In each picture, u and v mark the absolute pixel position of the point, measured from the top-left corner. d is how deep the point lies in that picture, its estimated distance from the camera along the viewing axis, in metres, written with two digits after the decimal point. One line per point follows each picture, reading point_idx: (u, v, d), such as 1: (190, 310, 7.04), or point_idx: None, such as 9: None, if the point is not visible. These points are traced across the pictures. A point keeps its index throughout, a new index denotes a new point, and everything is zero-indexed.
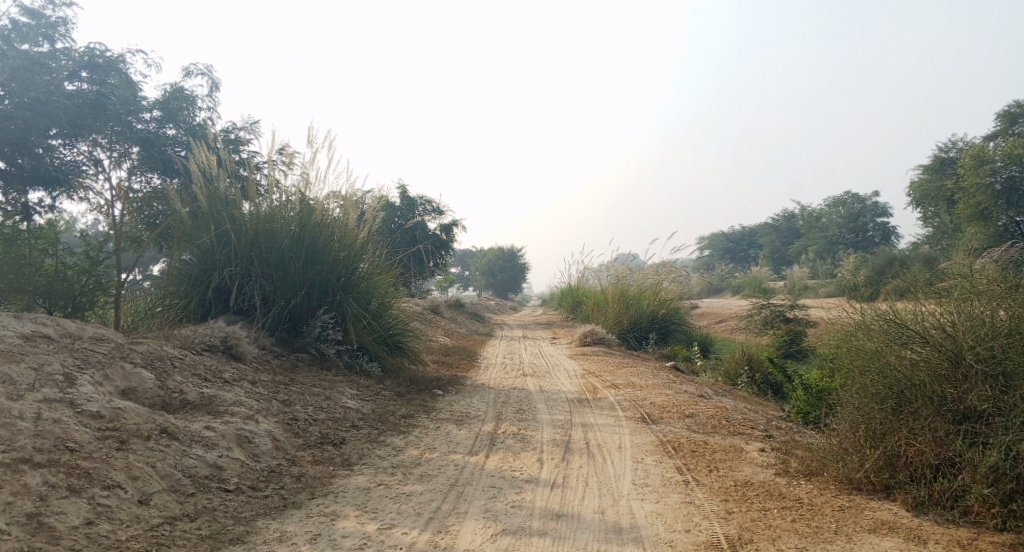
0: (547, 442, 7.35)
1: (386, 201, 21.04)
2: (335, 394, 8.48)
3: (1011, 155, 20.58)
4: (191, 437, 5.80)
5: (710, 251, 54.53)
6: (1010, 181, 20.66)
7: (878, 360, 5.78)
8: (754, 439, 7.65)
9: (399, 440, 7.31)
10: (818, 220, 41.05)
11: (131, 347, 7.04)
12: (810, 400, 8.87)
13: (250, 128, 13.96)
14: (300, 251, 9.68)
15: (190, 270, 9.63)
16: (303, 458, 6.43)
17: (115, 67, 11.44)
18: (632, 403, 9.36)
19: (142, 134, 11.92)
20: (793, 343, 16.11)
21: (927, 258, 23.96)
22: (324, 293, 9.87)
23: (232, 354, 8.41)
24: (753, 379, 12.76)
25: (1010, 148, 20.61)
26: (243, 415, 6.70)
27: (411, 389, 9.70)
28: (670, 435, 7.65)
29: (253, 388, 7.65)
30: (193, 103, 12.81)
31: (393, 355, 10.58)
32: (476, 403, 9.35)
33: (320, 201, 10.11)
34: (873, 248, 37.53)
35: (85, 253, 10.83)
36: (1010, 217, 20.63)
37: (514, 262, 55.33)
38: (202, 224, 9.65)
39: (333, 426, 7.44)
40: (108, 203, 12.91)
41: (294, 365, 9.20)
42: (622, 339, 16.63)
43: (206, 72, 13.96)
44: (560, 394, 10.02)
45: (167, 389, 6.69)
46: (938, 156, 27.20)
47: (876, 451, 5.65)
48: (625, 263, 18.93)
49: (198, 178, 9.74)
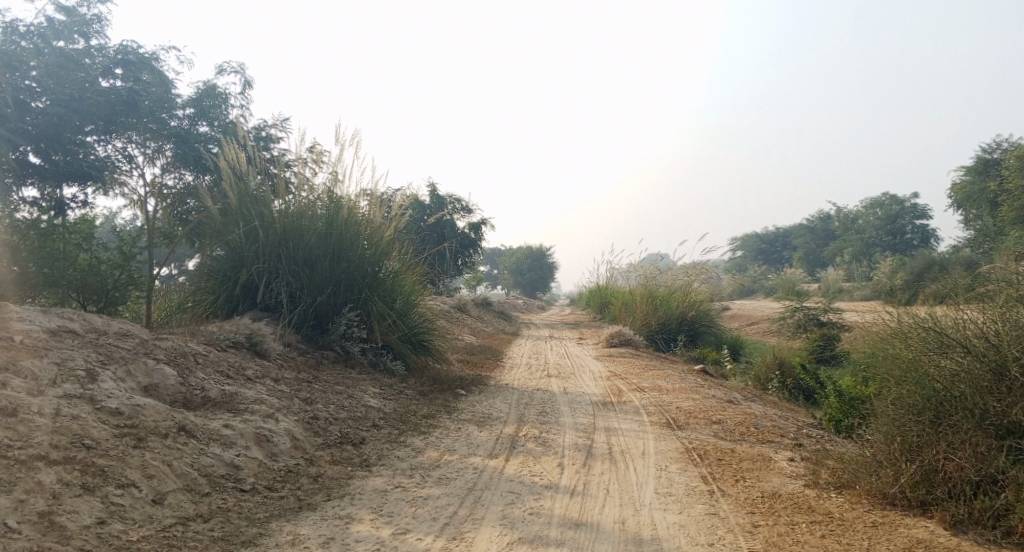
0: (570, 447, 7.23)
1: (416, 199, 21.04)
2: (357, 393, 8.43)
3: None
4: (209, 435, 5.78)
5: (743, 252, 53.91)
6: None
7: (916, 370, 5.57)
8: (783, 448, 7.44)
9: (420, 441, 7.23)
10: (855, 221, 40.25)
11: (155, 342, 7.04)
12: (843, 407, 8.63)
13: (281, 125, 14.03)
14: (327, 249, 9.66)
15: (219, 266, 9.66)
16: (322, 458, 6.38)
17: (148, 64, 11.52)
18: (658, 407, 9.19)
19: (172, 129, 12.03)
20: (827, 347, 15.77)
21: (968, 262, 23.34)
22: (350, 291, 9.84)
23: (257, 351, 8.41)
24: (784, 384, 12.49)
25: None
26: (263, 413, 6.66)
27: (435, 388, 9.63)
28: (696, 442, 7.47)
29: (275, 386, 7.62)
30: (226, 101, 12.91)
31: (418, 353, 10.52)
32: (499, 404, 9.25)
33: (348, 198, 10.09)
34: (911, 251, 36.73)
35: (119, 247, 10.86)
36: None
37: (543, 260, 55.19)
38: (230, 220, 9.67)
39: (354, 425, 7.39)
40: (142, 198, 13.04)
41: (318, 362, 9.17)
42: (650, 341, 16.43)
43: (239, 70, 14.07)
44: (585, 396, 9.88)
45: (189, 385, 6.69)
46: (982, 157, 26.48)
47: (912, 465, 5.43)
48: (654, 263, 18.71)
49: (228, 174, 9.76)
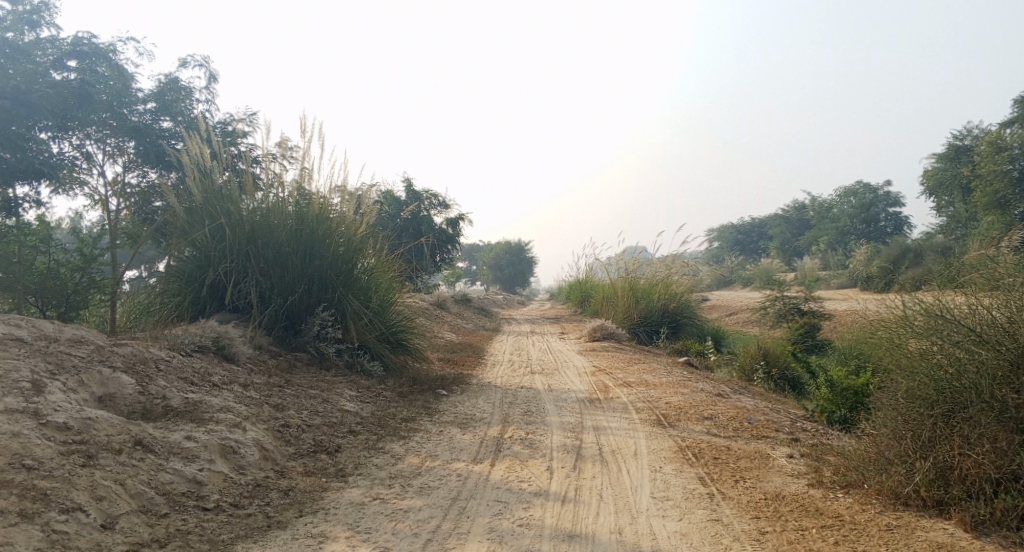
0: (558, 448, 6.85)
1: (390, 194, 20.58)
2: (333, 396, 8.00)
3: None
4: (169, 449, 5.33)
5: (719, 243, 54.00)
6: None
7: (928, 362, 5.27)
8: (780, 443, 7.11)
9: (399, 447, 6.82)
10: (829, 210, 40.33)
11: (112, 349, 6.58)
12: (836, 398, 8.33)
13: (249, 120, 13.51)
14: (298, 246, 9.17)
15: (185, 267, 9.16)
16: (294, 469, 5.95)
17: (104, 56, 11.03)
18: (646, 403, 8.83)
19: (132, 124, 11.42)
20: (809, 337, 15.57)
21: (941, 248, 23.30)
22: (323, 289, 9.39)
23: (224, 355, 7.93)
24: (769, 374, 12.24)
25: None
26: (229, 422, 6.20)
27: (414, 389, 9.20)
28: (689, 440, 7.12)
29: (244, 392, 7.16)
30: (190, 94, 12.35)
31: (396, 353, 10.09)
32: (482, 404, 8.85)
33: (319, 193, 9.62)
34: (885, 239, 36.89)
35: (80, 250, 10.33)
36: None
37: (521, 256, 54.80)
38: (194, 218, 9.16)
39: (328, 431, 6.95)
40: (103, 198, 12.46)
41: (291, 365, 8.72)
42: (632, 334, 16.11)
43: (204, 64, 13.53)
44: (570, 393, 9.50)
45: (149, 394, 6.23)
46: (953, 144, 26.47)
47: (926, 463, 5.13)
48: (633, 255, 18.37)
49: (191, 170, 9.25)
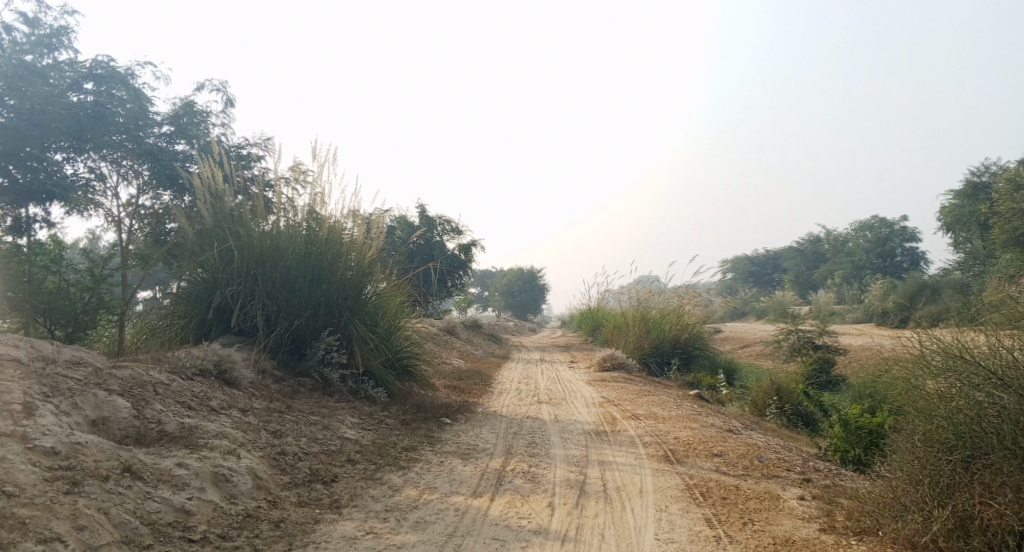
0: (561, 483, 6.65)
1: (403, 219, 20.54)
2: (334, 423, 7.84)
3: None
4: (159, 476, 5.20)
5: (733, 274, 53.68)
6: None
7: (946, 405, 5.08)
8: (791, 484, 6.87)
9: (398, 478, 6.64)
10: (845, 244, 40.00)
11: (111, 371, 6.46)
12: (849, 437, 8.09)
13: (263, 144, 13.51)
14: (305, 270, 9.08)
15: (192, 290, 9.06)
16: (287, 499, 5.80)
17: (121, 79, 11.03)
18: (655, 437, 8.61)
19: (148, 147, 11.33)
20: (824, 372, 15.28)
21: (959, 285, 22.95)
22: (329, 314, 9.27)
23: (226, 379, 7.80)
24: (782, 409, 11.97)
25: None
26: (223, 449, 6.05)
27: (418, 417, 9.02)
28: (697, 478, 6.90)
29: (242, 417, 7.02)
30: (206, 119, 12.30)
31: (402, 379, 9.93)
32: (486, 434, 8.66)
33: (328, 217, 9.53)
34: (902, 273, 36.45)
35: (89, 270, 10.25)
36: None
37: (534, 283, 54.66)
38: (202, 240, 9.08)
39: (326, 460, 6.79)
40: (116, 218, 12.44)
41: (294, 391, 8.58)
42: (643, 365, 15.86)
43: (221, 88, 13.59)
44: (577, 425, 9.29)
45: (144, 418, 6.11)
46: (970, 180, 26.21)
47: (944, 511, 4.91)
48: (646, 284, 18.18)
49: (202, 192, 9.17)
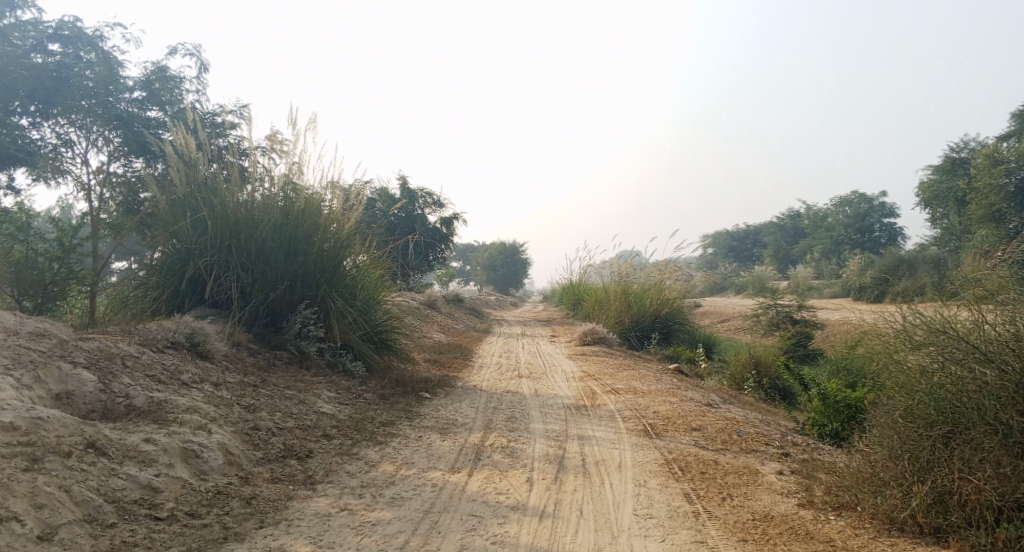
0: (540, 458, 6.57)
1: (383, 191, 20.28)
2: (310, 397, 7.70)
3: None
4: (125, 452, 5.06)
5: (713, 249, 53.89)
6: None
7: (927, 380, 5.04)
8: (770, 458, 6.83)
9: (375, 453, 6.52)
10: (824, 219, 40.17)
11: (76, 344, 6.27)
12: (827, 411, 8.09)
13: (238, 112, 13.19)
14: (281, 241, 8.87)
15: (164, 261, 8.83)
16: (260, 475, 5.68)
17: (88, 40, 10.74)
18: (634, 412, 8.55)
19: (117, 112, 10.81)
20: (802, 346, 15.33)
21: (935, 260, 23.12)
22: (306, 286, 9.09)
23: (199, 352, 7.61)
24: (760, 383, 12.00)
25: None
26: (194, 424, 5.90)
27: (396, 391, 8.90)
28: (676, 453, 6.85)
29: (215, 392, 6.85)
30: (180, 85, 11.83)
31: (380, 353, 9.79)
32: (465, 409, 8.56)
33: (306, 187, 9.30)
34: (879, 249, 36.70)
35: (59, 239, 9.96)
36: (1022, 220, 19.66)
37: (516, 257, 54.53)
38: (175, 210, 8.82)
39: (300, 435, 6.66)
40: (86, 186, 12.12)
41: (270, 364, 8.42)
42: (624, 339, 15.82)
43: (195, 53, 13.20)
44: (557, 399, 9.21)
45: (111, 392, 5.95)
46: (949, 156, 26.29)
47: (923, 486, 4.89)
48: (627, 259, 18.10)
49: (175, 161, 8.89)
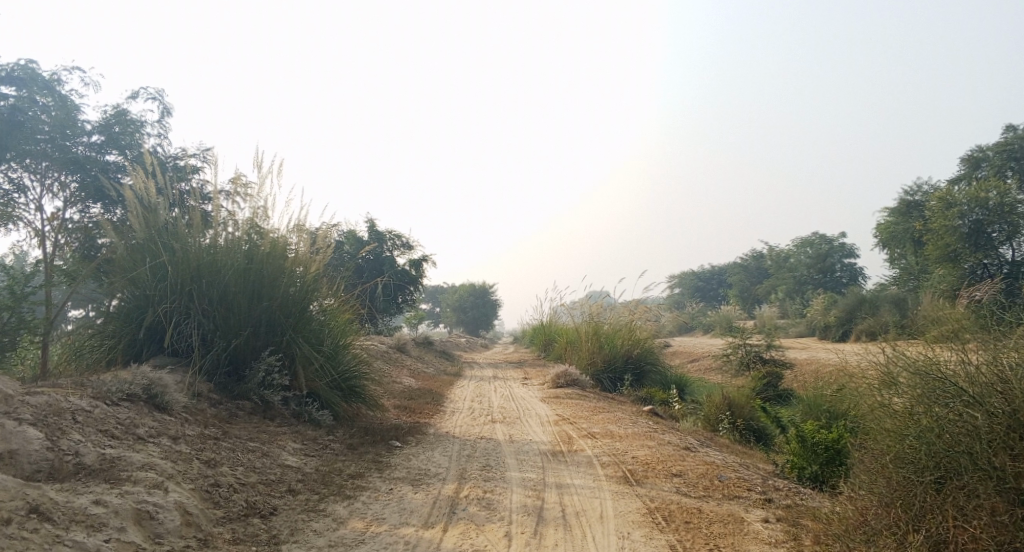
0: (517, 510, 6.29)
1: (351, 234, 20.00)
2: (274, 450, 7.34)
3: (976, 199, 20.13)
4: (72, 517, 4.76)
5: (679, 290, 54.27)
6: (976, 224, 20.06)
7: (916, 424, 4.90)
8: (754, 505, 6.61)
9: (343, 509, 6.18)
10: (788, 260, 40.67)
11: (23, 399, 5.88)
12: (805, 453, 7.89)
13: (201, 156, 12.90)
14: (244, 286, 8.54)
15: (122, 309, 8.45)
16: (220, 536, 5.32)
17: (44, 84, 10.46)
18: (613, 457, 8.29)
19: (74, 155, 10.50)
20: (773, 386, 15.25)
21: (896, 299, 23.42)
22: (271, 332, 8.76)
23: (157, 404, 7.20)
24: (735, 425, 11.83)
25: (974, 192, 20.18)
26: (149, 483, 5.53)
27: (365, 440, 8.56)
28: (658, 501, 6.60)
29: (173, 446, 6.47)
30: (141, 128, 11.54)
31: (349, 401, 9.43)
32: (437, 458, 8.24)
33: (273, 231, 9.04)
34: (842, 288, 37.16)
35: (9, 287, 9.46)
36: (977, 260, 20.05)
37: (484, 299, 54.31)
38: (135, 255, 8.49)
39: (264, 491, 6.30)
40: (41, 233, 11.66)
41: (232, 415, 8.03)
42: (596, 380, 15.58)
43: (157, 97, 12.96)
44: (532, 445, 8.93)
45: (59, 450, 5.57)
46: (904, 198, 26.87)
47: (918, 536, 4.74)
48: (597, 300, 17.98)
49: (134, 205, 8.59)
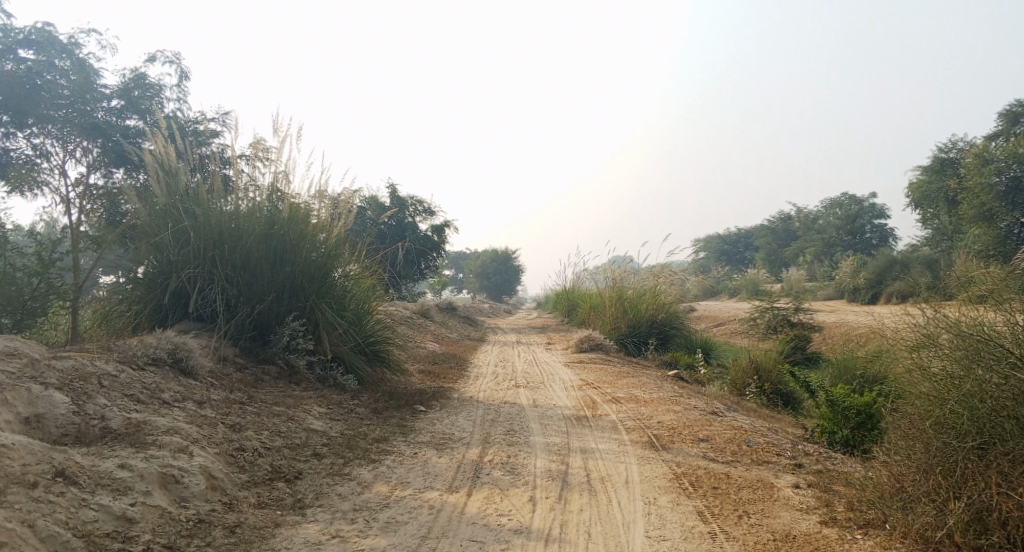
0: (542, 474, 6.24)
1: (373, 199, 19.91)
2: (299, 414, 7.34)
3: (1015, 155, 19.51)
4: (98, 480, 4.78)
5: (705, 253, 53.74)
6: (1015, 181, 19.46)
7: (956, 389, 4.74)
8: (783, 470, 6.50)
9: (367, 473, 6.18)
10: (816, 222, 39.98)
11: (49, 363, 5.90)
12: (836, 417, 7.74)
13: (221, 120, 12.83)
14: (267, 251, 8.49)
15: (147, 274, 8.46)
16: (245, 500, 5.33)
17: (63, 48, 10.40)
18: (638, 422, 8.20)
19: (95, 121, 10.48)
20: (801, 349, 15.03)
21: (928, 260, 22.92)
22: (295, 297, 8.73)
23: (182, 369, 7.21)
24: (762, 389, 11.67)
25: (1012, 147, 19.56)
26: (174, 447, 5.54)
27: (390, 404, 8.55)
28: (685, 466, 6.52)
29: (198, 410, 6.48)
30: (160, 92, 11.47)
31: (373, 365, 9.42)
32: (461, 422, 8.21)
33: (293, 196, 8.96)
34: (872, 250, 36.50)
35: (38, 254, 9.47)
36: (1014, 219, 19.46)
37: (508, 264, 54.21)
38: (157, 221, 8.47)
39: (289, 455, 6.30)
40: (67, 199, 11.70)
41: (258, 379, 8.05)
42: (620, 345, 15.46)
43: (175, 61, 12.86)
44: (557, 410, 8.87)
45: (85, 414, 5.59)
46: (938, 157, 26.10)
47: (959, 503, 4.60)
48: (621, 264, 17.77)
49: (155, 170, 8.54)
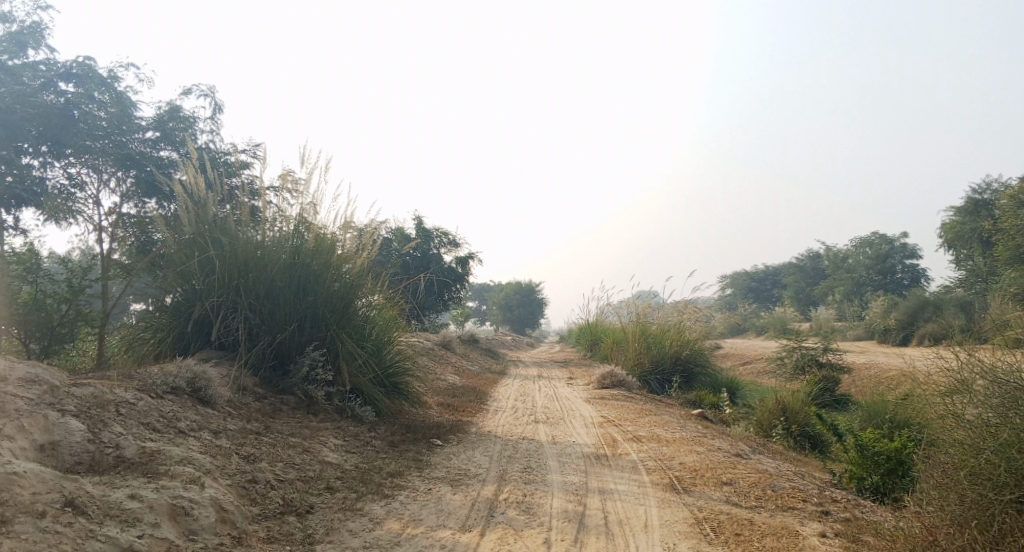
0: (558, 515, 6.08)
1: (398, 231, 20.01)
2: (315, 446, 7.26)
3: None
4: (106, 511, 4.73)
5: (732, 290, 53.21)
6: None
7: (994, 437, 4.55)
8: (809, 518, 6.27)
9: (380, 509, 6.06)
10: (845, 260, 39.45)
11: (68, 390, 5.90)
12: (865, 463, 7.48)
13: (251, 152, 13.00)
14: (290, 281, 8.50)
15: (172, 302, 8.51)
16: (254, 535, 5.24)
17: (101, 80, 10.63)
18: (659, 463, 8.00)
19: (129, 152, 10.67)
20: (829, 391, 14.68)
21: (962, 302, 22.43)
22: (316, 327, 8.71)
23: (201, 398, 7.19)
24: (788, 431, 11.37)
25: None
26: (185, 478, 5.48)
27: (407, 438, 8.44)
28: (707, 510, 6.32)
29: (213, 440, 6.43)
30: (193, 124, 11.66)
31: (391, 397, 9.33)
32: (478, 458, 8.07)
33: (317, 227, 8.98)
34: (902, 290, 35.87)
35: (68, 280, 9.57)
36: None
37: (532, 297, 54.13)
38: (184, 250, 8.53)
39: (301, 488, 6.21)
40: (99, 227, 11.88)
41: (275, 410, 8.00)
42: (643, 382, 15.23)
43: (209, 94, 13.10)
44: (576, 448, 8.69)
45: (99, 442, 5.57)
46: (971, 197, 25.70)
47: None
48: (645, 300, 17.59)
49: (184, 200, 8.62)
